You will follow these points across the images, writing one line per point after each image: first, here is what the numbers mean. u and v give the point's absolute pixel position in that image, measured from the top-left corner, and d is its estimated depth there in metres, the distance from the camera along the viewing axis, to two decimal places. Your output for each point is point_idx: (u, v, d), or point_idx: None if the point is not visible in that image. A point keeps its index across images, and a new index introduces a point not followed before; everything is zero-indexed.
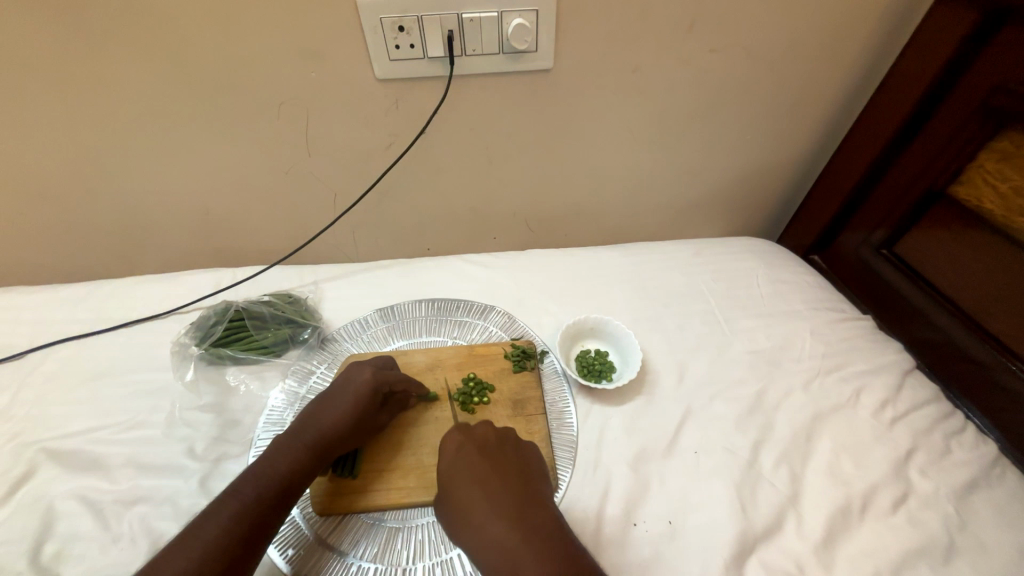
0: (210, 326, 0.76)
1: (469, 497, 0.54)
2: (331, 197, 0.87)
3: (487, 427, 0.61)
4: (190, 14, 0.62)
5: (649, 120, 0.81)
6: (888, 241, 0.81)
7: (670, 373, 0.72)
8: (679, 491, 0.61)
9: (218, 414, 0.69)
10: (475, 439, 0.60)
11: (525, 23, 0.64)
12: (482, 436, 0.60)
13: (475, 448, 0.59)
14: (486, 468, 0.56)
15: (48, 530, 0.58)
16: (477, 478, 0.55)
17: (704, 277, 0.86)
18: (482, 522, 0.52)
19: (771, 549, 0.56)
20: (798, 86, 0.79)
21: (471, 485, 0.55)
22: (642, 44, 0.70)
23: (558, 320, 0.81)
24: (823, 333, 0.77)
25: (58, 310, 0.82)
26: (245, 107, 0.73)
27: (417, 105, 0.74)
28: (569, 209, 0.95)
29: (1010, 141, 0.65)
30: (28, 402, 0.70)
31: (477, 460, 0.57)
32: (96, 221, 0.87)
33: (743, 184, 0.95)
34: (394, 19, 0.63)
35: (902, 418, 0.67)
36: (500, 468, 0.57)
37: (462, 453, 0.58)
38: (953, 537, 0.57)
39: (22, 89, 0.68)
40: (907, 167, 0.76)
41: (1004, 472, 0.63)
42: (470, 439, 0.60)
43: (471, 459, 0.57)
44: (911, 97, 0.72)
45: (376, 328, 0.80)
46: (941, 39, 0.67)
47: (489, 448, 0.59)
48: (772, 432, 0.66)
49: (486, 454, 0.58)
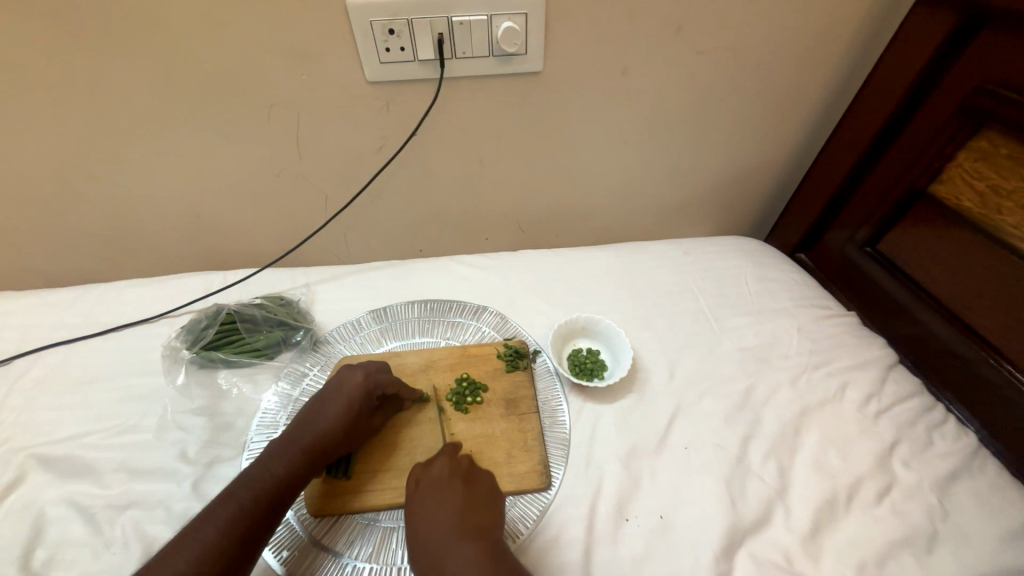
0: (201, 329, 0.76)
1: (423, 530, 0.55)
2: (322, 199, 0.87)
3: (443, 460, 0.61)
4: (179, 17, 0.62)
5: (637, 122, 0.82)
6: (872, 239, 0.83)
7: (661, 371, 0.73)
8: (670, 487, 0.61)
9: (211, 418, 0.69)
10: (429, 473, 0.60)
11: (514, 26, 0.65)
12: (438, 470, 0.60)
13: (430, 482, 0.59)
14: (440, 500, 0.57)
15: (39, 537, 0.57)
16: (431, 510, 0.56)
17: (694, 276, 0.87)
18: (435, 555, 0.52)
19: (760, 542, 0.57)
20: (783, 87, 0.80)
21: (426, 516, 0.55)
22: (630, 46, 0.72)
23: (549, 320, 0.81)
24: (810, 330, 0.79)
25: (46, 315, 0.81)
26: (236, 110, 0.73)
27: (408, 107, 0.75)
28: (560, 209, 0.96)
29: (987, 141, 0.67)
30: (16, 408, 0.69)
31: (432, 493, 0.57)
32: (85, 225, 0.87)
33: (731, 184, 0.96)
34: (384, 22, 0.64)
35: (886, 411, 0.69)
36: (454, 497, 0.57)
37: (419, 487, 0.59)
38: (936, 526, 0.59)
39: (8, 93, 0.67)
40: (889, 166, 0.78)
41: (984, 463, 0.64)
42: (427, 474, 0.60)
43: (425, 492, 0.58)
44: (892, 99, 0.74)
45: (369, 329, 0.80)
46: (921, 41, 0.69)
47: (444, 481, 0.59)
48: (761, 427, 0.67)
49: (440, 487, 0.58)
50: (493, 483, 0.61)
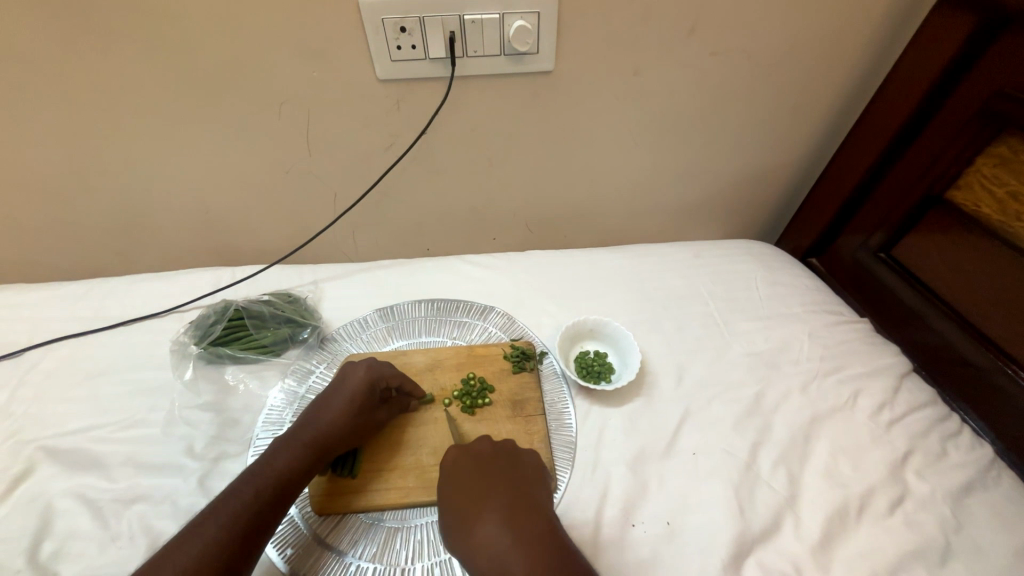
0: (209, 324, 0.76)
1: (465, 507, 0.53)
2: (331, 197, 0.87)
3: (484, 440, 0.60)
4: (191, 13, 0.62)
5: (649, 122, 0.81)
6: (886, 244, 0.82)
7: (669, 375, 0.73)
8: (678, 492, 0.61)
9: (217, 413, 0.69)
10: (472, 451, 0.58)
11: (527, 24, 0.65)
12: (479, 449, 0.59)
13: (472, 459, 0.57)
14: (486, 478, 0.55)
15: (46, 529, 0.57)
16: (472, 486, 0.54)
17: (703, 280, 0.86)
18: (478, 535, 0.50)
19: (769, 551, 0.57)
20: (798, 88, 0.79)
21: (471, 491, 0.54)
22: (644, 46, 0.71)
23: (557, 321, 0.81)
24: (822, 335, 0.78)
25: (56, 308, 0.82)
26: (247, 106, 0.73)
27: (419, 105, 0.74)
28: (568, 211, 0.96)
29: (1008, 146, 0.65)
30: (27, 400, 0.70)
31: (474, 471, 0.56)
32: (95, 219, 0.87)
33: (742, 187, 0.95)
34: (396, 20, 0.63)
35: (899, 421, 0.68)
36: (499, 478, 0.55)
37: (459, 464, 0.57)
38: (949, 539, 0.57)
39: (22, 86, 0.68)
40: (906, 170, 0.76)
41: (1000, 475, 0.63)
42: (467, 452, 0.58)
43: (468, 471, 0.56)
44: (908, 103, 0.73)
45: (376, 327, 0.80)
46: (941, 42, 0.67)
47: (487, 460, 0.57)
48: (770, 434, 0.66)
49: (481, 466, 0.57)
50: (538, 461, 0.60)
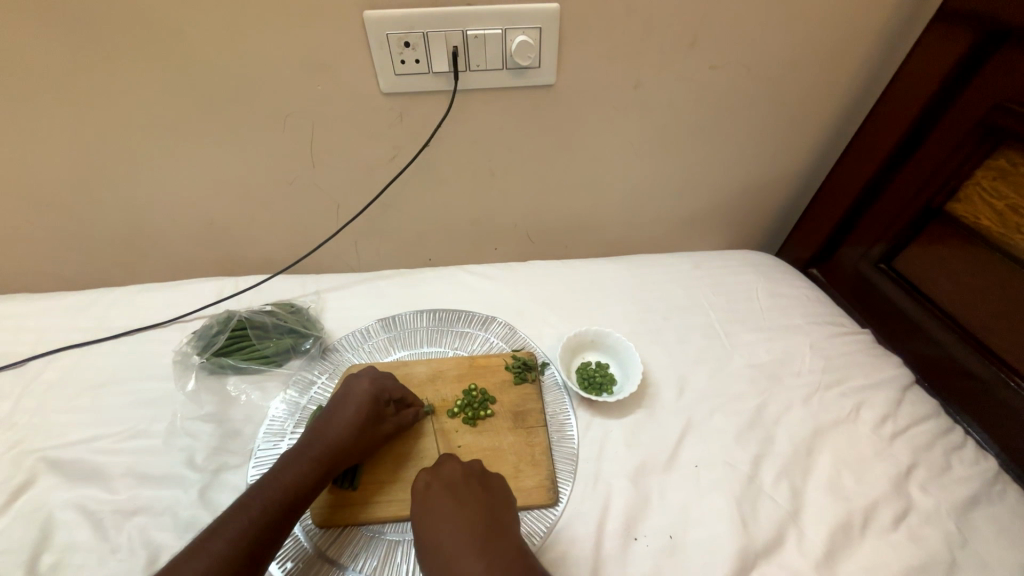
0: (212, 335, 0.77)
1: (437, 533, 0.54)
2: (334, 208, 0.87)
3: (454, 464, 0.60)
4: (199, 28, 0.64)
5: (649, 134, 0.82)
6: (886, 256, 0.82)
7: (671, 386, 0.73)
8: (680, 505, 0.60)
9: (219, 424, 0.69)
10: (443, 476, 0.58)
11: (528, 40, 0.66)
12: (449, 475, 0.58)
13: (442, 486, 0.57)
14: (456, 503, 0.55)
15: (46, 541, 0.57)
16: (442, 513, 0.55)
17: (705, 291, 0.86)
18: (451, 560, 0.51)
19: (773, 565, 0.56)
20: (797, 101, 0.80)
21: (443, 517, 0.55)
22: (644, 61, 0.72)
23: (559, 332, 0.81)
24: (823, 347, 0.78)
25: (60, 318, 0.82)
26: (253, 119, 0.74)
27: (422, 118, 0.75)
28: (570, 222, 0.96)
29: (1006, 159, 0.66)
30: (29, 410, 0.70)
31: (444, 499, 0.56)
32: (100, 229, 0.88)
33: (743, 198, 0.95)
34: (400, 35, 0.65)
35: (901, 433, 0.67)
36: (472, 500, 0.56)
37: (430, 493, 0.57)
38: (954, 555, 0.57)
39: (32, 100, 0.69)
40: (905, 183, 0.77)
41: (1005, 490, 0.63)
42: (437, 478, 0.58)
43: (439, 496, 0.56)
44: (907, 116, 0.74)
45: (378, 338, 0.81)
46: (937, 58, 0.68)
47: (458, 484, 0.57)
48: (773, 446, 0.66)
49: (454, 489, 0.57)
50: (507, 491, 0.59)
